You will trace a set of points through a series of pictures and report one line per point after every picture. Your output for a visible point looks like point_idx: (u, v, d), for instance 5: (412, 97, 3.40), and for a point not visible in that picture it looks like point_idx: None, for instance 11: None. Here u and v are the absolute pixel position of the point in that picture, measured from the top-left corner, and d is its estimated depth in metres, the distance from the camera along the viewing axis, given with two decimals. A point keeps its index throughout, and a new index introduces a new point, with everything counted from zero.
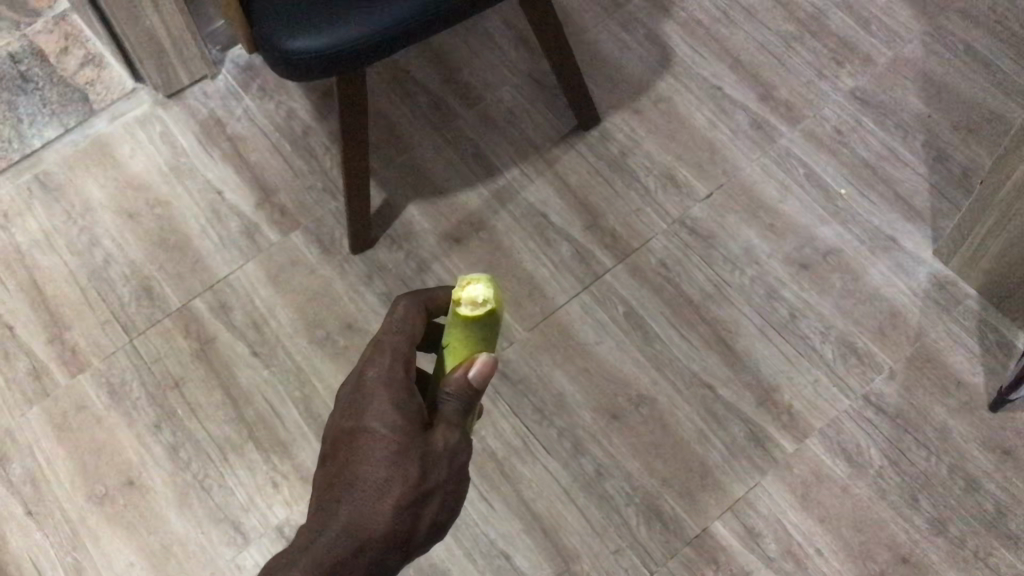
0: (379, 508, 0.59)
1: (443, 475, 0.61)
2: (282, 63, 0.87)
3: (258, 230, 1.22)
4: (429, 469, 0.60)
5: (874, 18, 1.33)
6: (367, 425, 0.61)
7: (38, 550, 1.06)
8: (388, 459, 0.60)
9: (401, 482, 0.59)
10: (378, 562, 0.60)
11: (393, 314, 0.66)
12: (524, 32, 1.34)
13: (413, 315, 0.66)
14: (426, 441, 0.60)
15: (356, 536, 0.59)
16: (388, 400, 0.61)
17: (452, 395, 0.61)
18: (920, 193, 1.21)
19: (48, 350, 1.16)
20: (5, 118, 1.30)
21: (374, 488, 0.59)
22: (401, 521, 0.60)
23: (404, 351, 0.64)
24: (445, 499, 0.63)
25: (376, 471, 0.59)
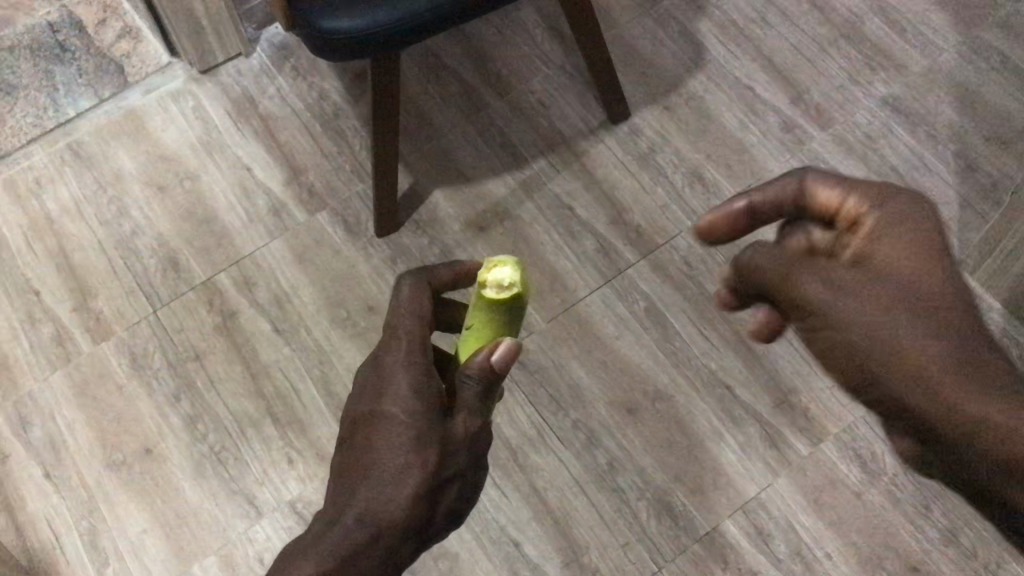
0: (398, 494, 0.57)
1: (461, 462, 0.60)
2: (317, 41, 0.87)
3: (285, 209, 1.23)
4: (448, 457, 0.59)
5: (910, 25, 1.33)
6: (386, 409, 0.59)
7: (55, 512, 1.08)
8: (409, 443, 0.58)
9: (421, 468, 0.58)
10: (393, 552, 0.58)
11: (401, 296, 0.65)
12: (558, 23, 1.35)
13: (420, 296, 0.66)
14: (445, 427, 0.60)
15: (375, 524, 0.57)
16: (406, 382, 0.60)
17: (472, 379, 0.61)
18: (949, 203, 1.21)
19: (72, 317, 1.17)
20: (40, 86, 1.31)
21: (394, 475, 0.57)
22: (420, 508, 0.58)
23: (417, 332, 0.64)
24: (459, 487, 0.62)
25: (395, 456, 0.58)
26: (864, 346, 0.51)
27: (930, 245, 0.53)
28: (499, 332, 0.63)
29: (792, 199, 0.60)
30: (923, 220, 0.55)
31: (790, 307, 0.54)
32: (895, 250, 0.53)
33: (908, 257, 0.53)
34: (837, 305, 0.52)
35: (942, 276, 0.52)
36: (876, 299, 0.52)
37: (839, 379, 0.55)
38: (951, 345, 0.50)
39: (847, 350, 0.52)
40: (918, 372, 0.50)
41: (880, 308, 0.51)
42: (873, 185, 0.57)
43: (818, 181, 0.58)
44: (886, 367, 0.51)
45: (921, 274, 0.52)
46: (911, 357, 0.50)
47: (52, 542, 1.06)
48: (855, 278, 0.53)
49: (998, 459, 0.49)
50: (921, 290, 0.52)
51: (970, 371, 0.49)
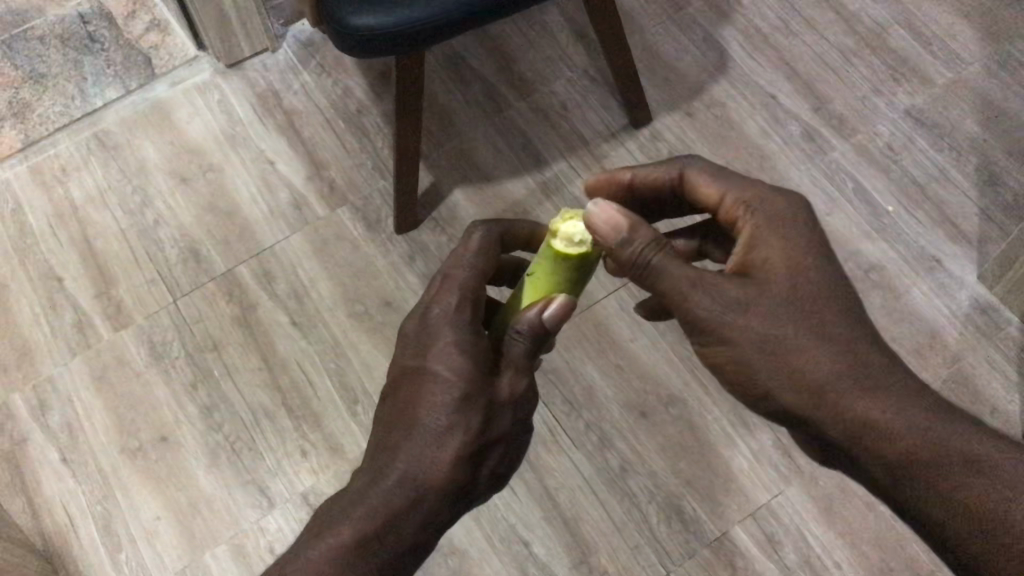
0: (438, 457, 0.60)
1: (504, 423, 0.63)
2: (344, 37, 0.87)
3: (306, 203, 1.24)
4: (491, 419, 0.61)
5: (936, 37, 1.32)
6: (431, 368, 0.61)
7: (70, 496, 1.09)
8: (451, 406, 0.60)
9: (462, 432, 0.60)
10: (435, 510, 0.61)
11: (467, 244, 0.65)
12: (583, 27, 1.35)
13: (486, 246, 0.65)
14: (491, 390, 0.61)
15: (415, 486, 0.60)
16: (454, 342, 0.61)
17: (523, 336, 0.62)
18: (969, 217, 1.20)
19: (93, 304, 1.18)
20: (68, 75, 1.32)
21: (434, 437, 0.60)
22: (461, 470, 0.61)
23: (473, 286, 0.64)
24: (505, 448, 0.65)
25: (436, 419, 0.60)
26: (764, 358, 0.56)
27: (807, 251, 0.58)
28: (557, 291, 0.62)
29: (669, 186, 0.66)
30: (796, 221, 0.59)
31: (683, 319, 0.58)
32: (779, 260, 0.57)
33: (794, 269, 0.57)
34: (735, 321, 0.56)
35: (822, 282, 0.57)
36: (771, 315, 0.56)
37: (724, 379, 0.60)
38: (837, 352, 0.56)
39: (744, 361, 0.57)
40: (810, 379, 0.55)
41: (773, 324, 0.56)
42: (746, 182, 0.61)
43: (696, 177, 0.64)
44: (779, 374, 0.56)
45: (806, 286, 0.57)
46: (805, 367, 0.55)
47: (66, 525, 1.07)
48: (749, 294, 0.57)
49: (877, 449, 0.56)
50: (807, 300, 0.56)
51: (854, 376, 0.55)
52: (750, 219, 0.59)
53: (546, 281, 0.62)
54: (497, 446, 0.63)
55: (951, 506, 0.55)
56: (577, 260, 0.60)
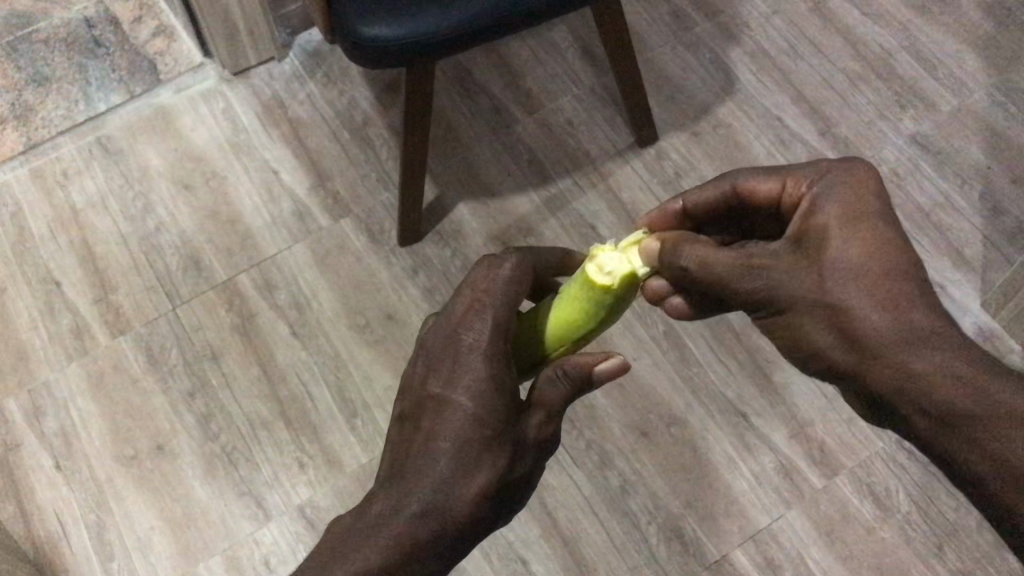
0: (466, 490, 0.58)
1: (527, 459, 0.62)
2: (356, 48, 0.87)
3: (310, 213, 1.24)
4: (515, 459, 0.60)
5: (941, 63, 1.33)
6: (459, 398, 0.59)
7: (62, 504, 1.07)
8: (482, 440, 0.58)
9: (491, 467, 0.59)
10: (455, 542, 0.59)
11: (508, 273, 0.62)
12: (591, 45, 1.35)
13: (524, 277, 0.62)
14: (516, 428, 0.61)
15: (442, 519, 0.58)
16: (484, 375, 0.59)
17: (563, 381, 0.61)
18: (972, 244, 1.20)
19: (92, 309, 1.17)
20: (73, 79, 1.32)
21: (464, 470, 0.58)
22: (484, 505, 0.59)
23: (505, 316, 0.61)
24: (519, 486, 0.63)
25: (466, 452, 0.58)
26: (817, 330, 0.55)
27: (876, 210, 0.54)
28: (582, 317, 0.62)
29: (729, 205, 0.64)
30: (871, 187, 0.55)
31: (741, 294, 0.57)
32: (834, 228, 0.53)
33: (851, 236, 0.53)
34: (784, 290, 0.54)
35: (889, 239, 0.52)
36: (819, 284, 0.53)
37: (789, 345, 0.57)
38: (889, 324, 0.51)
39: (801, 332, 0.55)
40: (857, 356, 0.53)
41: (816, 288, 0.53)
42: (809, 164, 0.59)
43: (748, 186, 0.62)
44: (835, 342, 0.54)
45: (860, 251, 0.52)
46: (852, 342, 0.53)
47: (58, 533, 1.06)
48: (803, 262, 0.54)
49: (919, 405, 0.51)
50: (861, 258, 0.52)
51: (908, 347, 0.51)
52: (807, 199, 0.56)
53: (575, 307, 0.62)
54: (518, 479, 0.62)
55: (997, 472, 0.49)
56: (603, 291, 0.60)
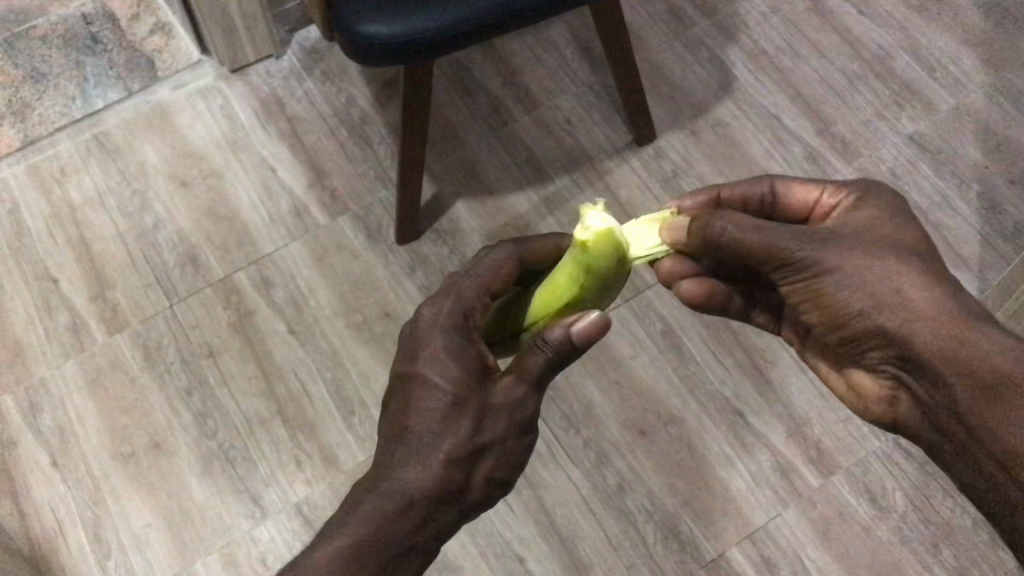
0: (430, 460, 0.58)
1: (503, 424, 0.59)
2: (354, 45, 0.87)
3: (307, 211, 1.24)
4: (484, 424, 0.59)
5: (940, 63, 1.33)
6: (418, 370, 0.59)
7: (59, 501, 1.07)
8: (441, 408, 0.58)
9: (455, 433, 0.58)
10: (431, 514, 0.58)
11: (484, 262, 0.65)
12: (589, 43, 1.35)
13: (502, 265, 0.65)
14: (483, 393, 0.59)
15: (408, 491, 0.57)
16: (440, 344, 0.59)
17: (546, 347, 0.59)
18: (970, 243, 1.20)
19: (89, 306, 1.17)
20: (70, 75, 1.31)
21: (428, 440, 0.58)
22: (455, 474, 0.58)
23: (472, 291, 0.62)
24: (505, 456, 0.61)
25: (429, 421, 0.58)
26: (861, 304, 0.55)
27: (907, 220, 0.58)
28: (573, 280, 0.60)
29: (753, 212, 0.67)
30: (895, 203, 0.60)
31: (781, 270, 0.57)
32: (883, 222, 0.58)
33: (897, 228, 0.57)
34: (832, 259, 0.56)
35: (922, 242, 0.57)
36: (874, 257, 0.55)
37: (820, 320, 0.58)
38: (942, 300, 0.54)
39: (843, 306, 0.56)
40: (907, 329, 0.54)
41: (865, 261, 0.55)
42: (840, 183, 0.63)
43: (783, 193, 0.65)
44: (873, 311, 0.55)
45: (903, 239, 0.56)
46: (903, 314, 0.54)
47: (55, 530, 1.06)
48: (855, 242, 0.56)
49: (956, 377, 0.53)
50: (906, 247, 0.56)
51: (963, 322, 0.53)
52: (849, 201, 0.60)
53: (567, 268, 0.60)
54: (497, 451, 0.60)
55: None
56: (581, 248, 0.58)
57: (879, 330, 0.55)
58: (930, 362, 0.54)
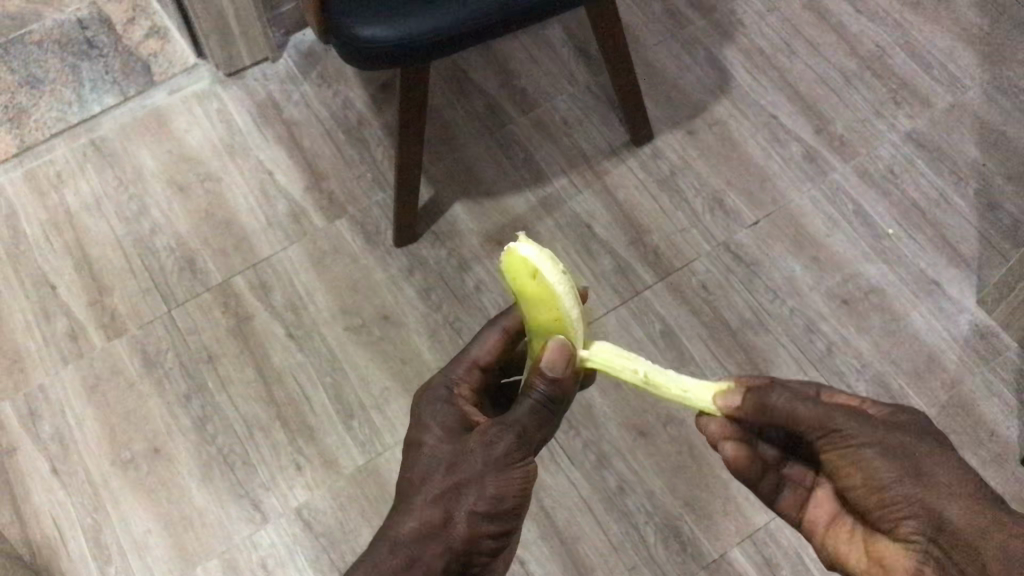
0: (416, 509, 0.60)
1: (481, 459, 0.60)
2: (351, 50, 0.87)
3: (305, 214, 1.24)
4: (459, 464, 0.61)
5: (937, 61, 1.33)
6: (414, 444, 0.65)
7: (59, 507, 1.07)
8: (425, 464, 0.62)
9: (433, 479, 0.61)
10: (418, 552, 0.58)
11: (473, 347, 0.71)
12: (585, 44, 1.35)
13: (491, 345, 0.71)
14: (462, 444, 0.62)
15: (392, 533, 0.59)
16: (428, 416, 0.66)
17: (541, 389, 0.62)
18: (968, 240, 1.20)
19: (87, 312, 1.17)
20: (66, 81, 1.31)
21: (415, 495, 0.61)
22: (436, 510, 0.59)
23: (456, 369, 0.69)
24: (491, 488, 0.60)
25: (417, 483, 0.62)
26: (899, 474, 0.55)
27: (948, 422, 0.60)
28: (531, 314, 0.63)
29: None
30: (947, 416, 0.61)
31: (828, 441, 0.58)
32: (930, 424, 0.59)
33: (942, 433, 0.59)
34: (870, 429, 0.57)
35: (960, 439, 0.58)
36: (918, 441, 0.56)
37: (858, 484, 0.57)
38: (977, 487, 0.54)
39: (881, 477, 0.56)
40: (941, 502, 0.53)
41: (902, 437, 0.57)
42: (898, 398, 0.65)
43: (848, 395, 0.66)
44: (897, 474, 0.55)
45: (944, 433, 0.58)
46: (939, 489, 0.54)
47: (55, 537, 1.05)
48: (895, 427, 0.58)
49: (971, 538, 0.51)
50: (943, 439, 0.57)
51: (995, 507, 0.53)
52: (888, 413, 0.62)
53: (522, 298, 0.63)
54: (480, 489, 0.60)
55: None
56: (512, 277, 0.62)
57: (913, 503, 0.54)
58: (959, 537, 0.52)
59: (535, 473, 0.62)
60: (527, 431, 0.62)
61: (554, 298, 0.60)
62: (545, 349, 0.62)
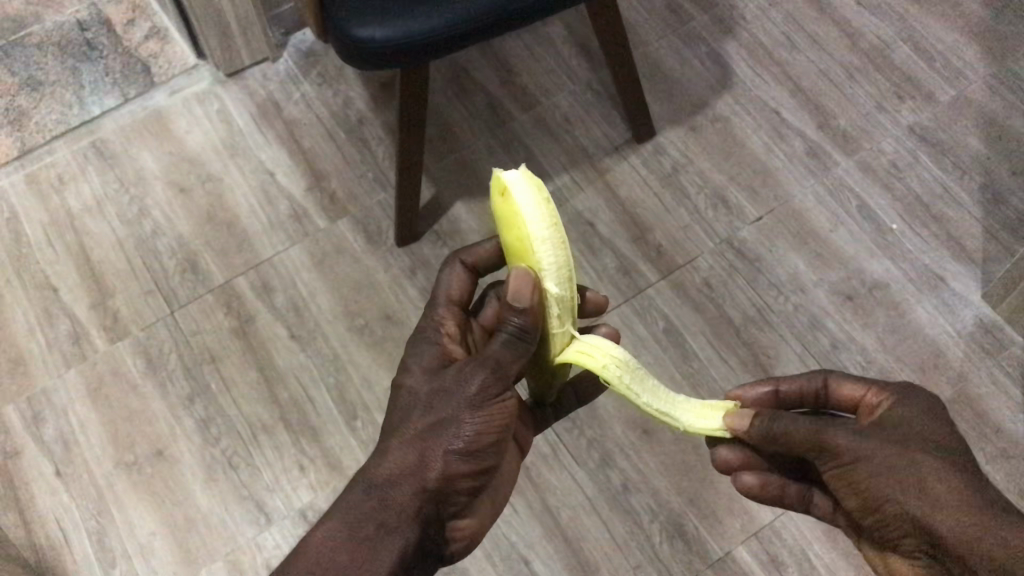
0: (392, 453, 0.62)
1: (456, 399, 0.62)
2: (349, 50, 0.86)
3: (307, 214, 1.23)
4: (435, 406, 0.63)
5: (940, 54, 1.32)
6: (396, 389, 0.67)
7: (63, 510, 1.07)
8: (404, 409, 0.64)
9: (410, 421, 0.63)
10: (393, 493, 0.60)
11: (442, 289, 0.74)
12: (586, 41, 1.35)
13: (459, 281, 0.75)
14: (438, 385, 0.64)
15: (369, 476, 0.61)
16: (411, 361, 0.68)
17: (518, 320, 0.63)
18: (973, 235, 1.19)
19: (90, 314, 1.17)
20: (67, 82, 1.31)
21: (394, 438, 0.63)
22: (411, 452, 0.61)
23: (434, 310, 0.73)
24: (464, 425, 0.62)
25: (397, 426, 0.64)
26: (894, 492, 0.57)
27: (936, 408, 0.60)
28: (510, 242, 0.67)
29: (815, 396, 0.69)
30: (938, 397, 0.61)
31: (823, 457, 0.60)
32: (922, 417, 0.59)
33: (934, 426, 0.59)
34: (859, 447, 0.58)
35: (946, 431, 0.58)
36: (904, 451, 0.57)
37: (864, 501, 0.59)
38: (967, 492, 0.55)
39: (875, 493, 0.58)
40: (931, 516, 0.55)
41: (890, 448, 0.58)
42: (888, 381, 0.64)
43: (841, 380, 0.67)
44: (894, 493, 0.57)
45: (930, 429, 0.58)
46: (933, 506, 0.55)
47: (60, 540, 1.05)
48: (885, 436, 0.59)
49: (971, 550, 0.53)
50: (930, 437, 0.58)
51: (986, 513, 0.54)
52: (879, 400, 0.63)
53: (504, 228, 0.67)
54: (455, 429, 0.62)
55: None
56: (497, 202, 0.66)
57: (908, 519, 0.56)
58: (957, 551, 0.54)
59: (511, 409, 0.64)
60: (503, 365, 0.63)
61: (520, 220, 0.64)
62: (512, 279, 0.64)
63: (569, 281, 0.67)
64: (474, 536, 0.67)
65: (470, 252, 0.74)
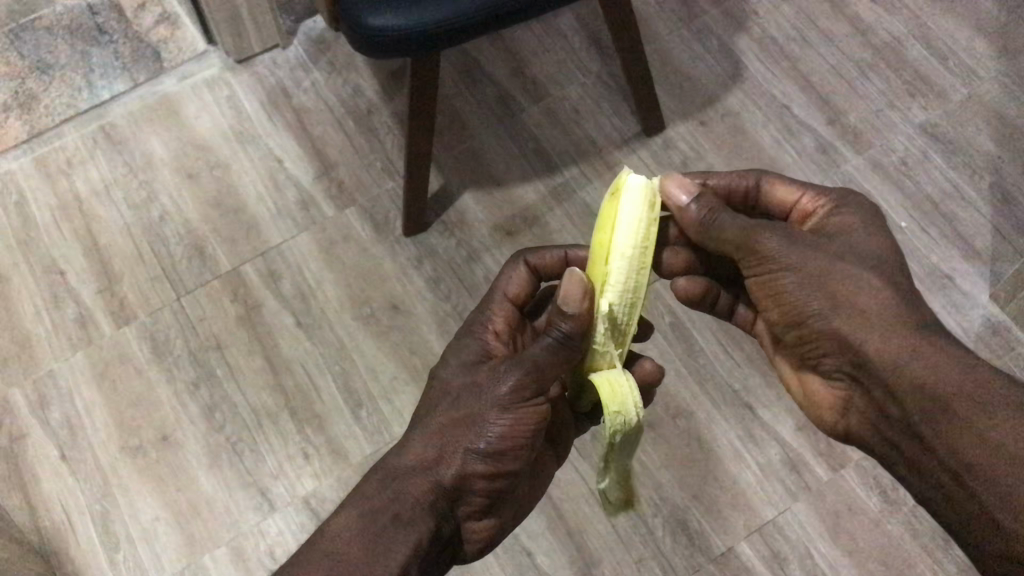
0: (414, 445, 0.63)
1: (486, 398, 0.63)
2: (361, 38, 0.86)
3: (314, 202, 1.23)
4: (464, 402, 0.64)
5: (953, 53, 1.32)
6: (432, 382, 0.69)
7: (68, 494, 1.07)
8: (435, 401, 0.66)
9: (439, 414, 0.64)
10: (411, 487, 0.61)
11: (500, 285, 0.76)
12: (597, 33, 1.34)
13: (519, 279, 0.76)
14: (471, 383, 0.65)
15: (391, 466, 0.62)
16: (452, 357, 0.70)
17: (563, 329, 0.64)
18: (982, 235, 1.19)
19: (97, 299, 1.17)
20: (77, 66, 1.31)
21: (418, 432, 0.64)
22: (434, 447, 0.62)
23: (489, 305, 0.75)
24: (489, 425, 0.62)
25: (426, 418, 0.65)
26: (826, 307, 0.61)
27: (867, 226, 0.64)
28: (595, 241, 0.71)
29: (746, 197, 0.74)
30: (873, 218, 0.65)
31: (753, 257, 0.64)
32: (854, 229, 0.64)
33: (866, 242, 0.63)
34: (789, 258, 0.62)
35: (873, 243, 0.63)
36: (835, 264, 0.61)
37: (796, 317, 0.64)
38: (883, 295, 0.60)
39: (803, 306, 0.62)
40: (861, 337, 0.60)
41: (819, 258, 0.62)
42: (831, 192, 0.68)
43: (773, 184, 0.72)
44: (822, 305, 0.61)
45: (859, 241, 0.63)
46: (853, 318, 0.60)
47: (64, 522, 1.06)
48: (825, 251, 0.62)
49: (865, 348, 0.60)
50: (853, 248, 0.63)
51: (894, 314, 0.59)
52: (828, 206, 0.67)
53: (597, 225, 0.71)
54: (481, 428, 0.62)
55: (917, 397, 0.57)
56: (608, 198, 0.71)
57: (835, 333, 0.61)
58: (863, 354, 0.60)
59: (542, 414, 0.64)
60: (541, 369, 0.63)
61: (613, 225, 0.69)
62: (563, 282, 0.65)
63: (630, 306, 0.71)
64: (490, 536, 0.68)
65: (535, 253, 0.76)
